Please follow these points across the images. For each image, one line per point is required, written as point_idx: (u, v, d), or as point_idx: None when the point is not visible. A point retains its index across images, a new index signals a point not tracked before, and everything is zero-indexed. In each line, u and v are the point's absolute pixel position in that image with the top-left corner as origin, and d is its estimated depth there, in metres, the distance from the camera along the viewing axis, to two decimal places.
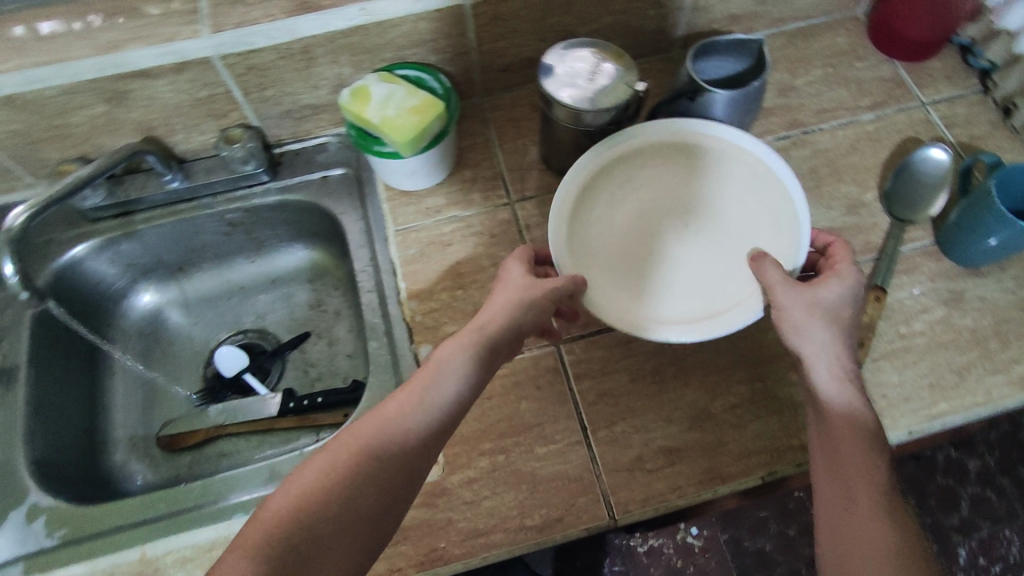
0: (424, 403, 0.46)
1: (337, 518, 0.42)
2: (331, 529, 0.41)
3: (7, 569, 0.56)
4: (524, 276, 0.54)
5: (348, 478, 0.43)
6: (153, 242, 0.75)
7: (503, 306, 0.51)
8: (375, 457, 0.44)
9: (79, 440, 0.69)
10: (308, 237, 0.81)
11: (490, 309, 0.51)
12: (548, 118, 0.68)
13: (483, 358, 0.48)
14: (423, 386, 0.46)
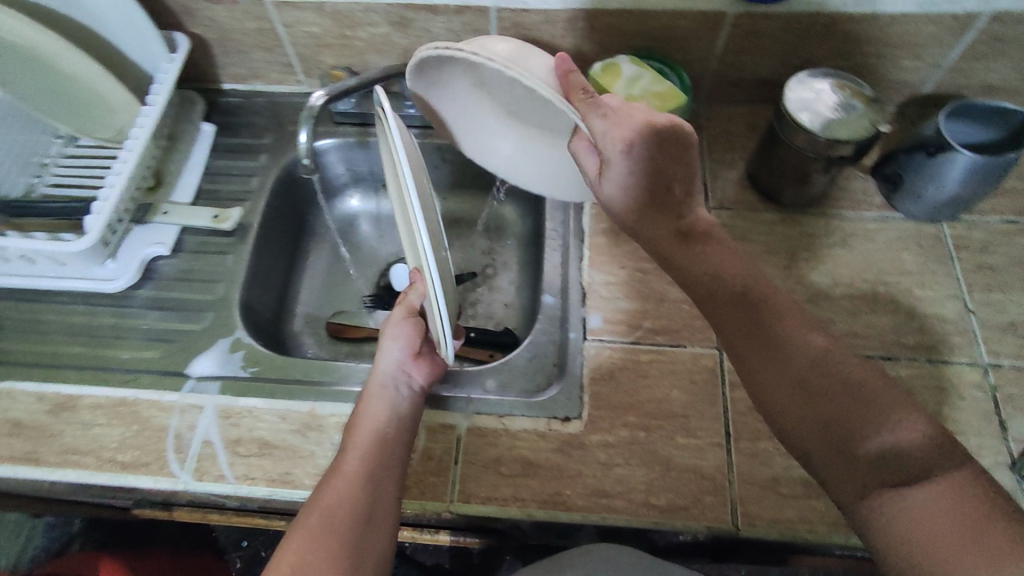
0: (365, 424, 0.56)
1: (363, 510, 0.51)
2: (360, 518, 0.51)
3: (208, 382, 0.66)
4: (389, 324, 0.62)
5: (349, 491, 0.52)
6: (376, 155, 0.84)
7: (395, 331, 0.61)
8: (367, 459, 0.54)
9: (273, 302, 0.79)
10: (504, 188, 0.87)
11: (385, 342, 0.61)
12: (774, 137, 0.68)
13: (383, 378, 0.59)
14: (370, 415, 0.57)
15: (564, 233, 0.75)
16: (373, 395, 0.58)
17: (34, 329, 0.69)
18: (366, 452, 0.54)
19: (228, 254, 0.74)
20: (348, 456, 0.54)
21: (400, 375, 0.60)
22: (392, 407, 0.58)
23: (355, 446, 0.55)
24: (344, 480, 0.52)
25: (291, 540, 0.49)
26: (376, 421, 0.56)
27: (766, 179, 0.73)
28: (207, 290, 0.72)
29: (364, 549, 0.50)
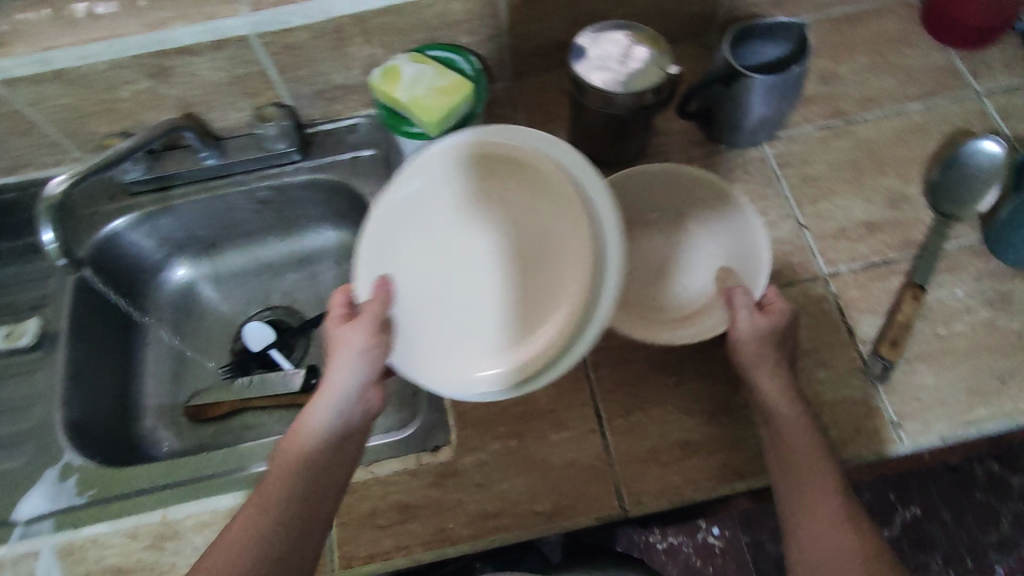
0: (280, 471, 0.51)
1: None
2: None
3: (38, 524, 0.58)
4: (346, 334, 0.54)
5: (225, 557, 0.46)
6: (188, 216, 0.76)
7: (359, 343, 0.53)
8: (264, 516, 0.48)
9: (111, 405, 0.71)
10: (335, 216, 0.81)
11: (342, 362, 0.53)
12: (578, 102, 0.65)
13: (317, 423, 0.52)
14: (287, 462, 0.51)
15: None
16: (314, 425, 0.52)
17: None
18: (289, 492, 0.49)
19: (41, 370, 0.68)
20: (269, 489, 0.50)
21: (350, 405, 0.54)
22: (330, 440, 0.52)
23: (281, 476, 0.50)
24: (256, 517, 0.48)
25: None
26: (309, 459, 0.51)
27: (587, 144, 0.70)
28: (25, 416, 0.66)
29: None
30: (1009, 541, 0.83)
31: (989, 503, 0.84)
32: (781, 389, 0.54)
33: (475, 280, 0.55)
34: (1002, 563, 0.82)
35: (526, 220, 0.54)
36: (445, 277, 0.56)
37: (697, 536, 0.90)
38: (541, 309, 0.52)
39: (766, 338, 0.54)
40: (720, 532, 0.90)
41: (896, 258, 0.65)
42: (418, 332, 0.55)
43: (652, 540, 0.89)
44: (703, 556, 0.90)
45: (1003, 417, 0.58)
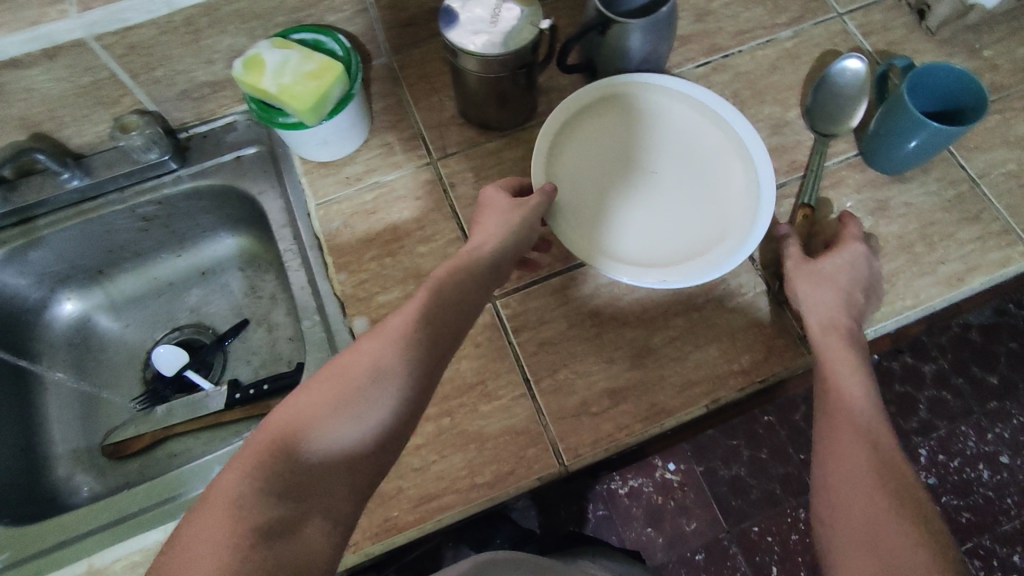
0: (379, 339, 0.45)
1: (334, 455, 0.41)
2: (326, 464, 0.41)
3: None
4: (499, 205, 0.55)
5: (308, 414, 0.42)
6: (64, 246, 0.71)
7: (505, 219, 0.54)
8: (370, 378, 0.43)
9: (16, 459, 0.67)
10: (230, 223, 0.77)
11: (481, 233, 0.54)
12: (456, 69, 0.64)
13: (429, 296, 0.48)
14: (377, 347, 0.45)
15: (300, 248, 0.68)
16: (376, 347, 0.45)
17: None
18: (331, 414, 0.42)
19: None
20: (307, 404, 0.42)
21: (428, 326, 0.46)
22: (387, 366, 0.44)
23: (316, 396, 0.43)
24: (286, 432, 0.41)
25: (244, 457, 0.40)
26: (368, 380, 0.43)
27: (475, 112, 0.69)
28: None
29: (319, 497, 0.40)
30: (928, 425, 0.90)
31: (908, 394, 0.91)
32: (819, 322, 0.55)
33: (689, 190, 0.62)
34: (925, 446, 0.90)
35: (621, 155, 0.64)
36: (627, 178, 0.63)
37: (653, 474, 0.94)
38: (638, 224, 0.61)
39: (818, 276, 0.56)
40: (675, 467, 0.94)
41: (785, 182, 0.68)
42: (645, 223, 0.61)
43: (612, 485, 0.94)
44: (662, 492, 0.93)
45: (895, 315, 0.62)
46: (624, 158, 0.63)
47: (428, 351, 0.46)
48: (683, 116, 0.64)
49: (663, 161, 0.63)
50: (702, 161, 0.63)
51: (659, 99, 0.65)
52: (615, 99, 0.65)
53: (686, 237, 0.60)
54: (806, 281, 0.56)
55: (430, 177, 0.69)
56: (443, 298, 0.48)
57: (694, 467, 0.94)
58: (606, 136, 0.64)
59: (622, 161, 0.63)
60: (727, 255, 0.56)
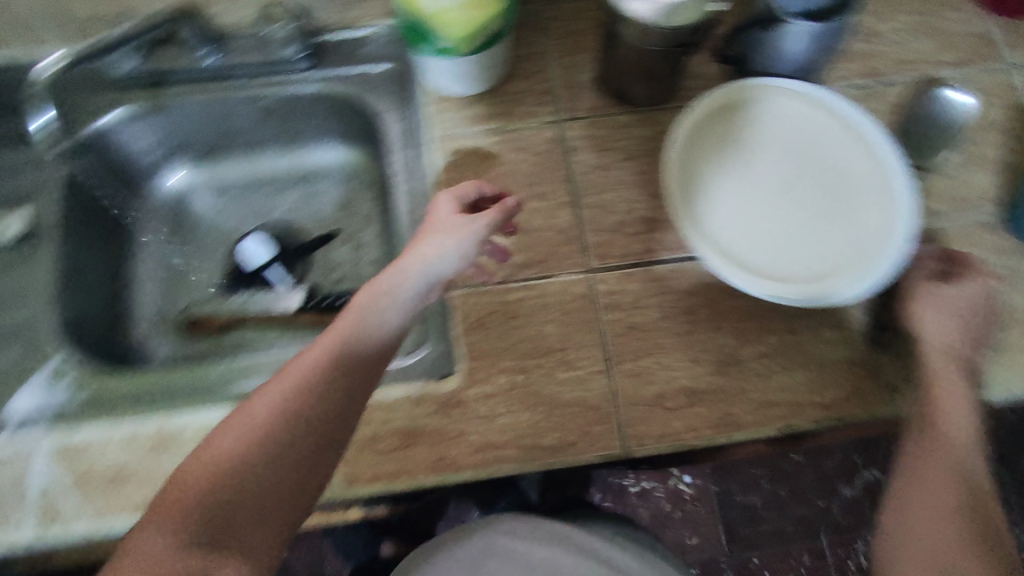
0: (314, 351, 0.48)
1: (260, 474, 0.43)
2: (251, 492, 0.43)
3: (35, 424, 0.57)
4: (449, 222, 0.56)
5: (235, 440, 0.44)
6: (185, 118, 0.73)
7: (450, 245, 0.55)
8: (301, 398, 0.46)
9: (103, 310, 0.69)
10: (342, 134, 0.78)
11: (423, 251, 0.54)
12: (613, 33, 0.62)
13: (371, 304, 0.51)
14: (318, 357, 0.48)
15: (410, 171, 0.67)
16: (299, 369, 0.47)
17: None
18: (273, 433, 0.45)
19: (23, 269, 0.63)
20: (225, 441, 0.44)
21: (351, 342, 0.49)
22: (312, 389, 0.46)
23: (278, 397, 0.46)
24: (217, 462, 0.43)
25: (169, 499, 0.43)
26: (295, 401, 0.46)
27: (616, 81, 0.67)
28: (11, 312, 0.61)
29: (241, 530, 0.42)
30: None
31: None
32: (939, 350, 0.56)
33: (819, 205, 0.60)
34: None
35: (751, 159, 0.62)
36: (756, 184, 0.61)
37: (666, 481, 0.94)
38: (760, 234, 0.59)
39: (946, 307, 0.57)
40: (689, 481, 0.93)
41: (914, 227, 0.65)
42: (766, 233, 0.59)
43: (624, 480, 0.94)
44: (672, 501, 0.94)
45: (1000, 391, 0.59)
46: (753, 164, 0.62)
47: (346, 370, 0.48)
48: (825, 127, 0.62)
49: (787, 172, 0.61)
50: (840, 177, 0.60)
51: (803, 105, 0.62)
52: (733, 108, 0.63)
53: (810, 254, 0.58)
54: (925, 305, 0.57)
55: (553, 137, 0.68)
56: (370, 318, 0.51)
57: (709, 485, 0.93)
58: (739, 138, 0.63)
59: (743, 167, 0.62)
60: (850, 284, 0.54)
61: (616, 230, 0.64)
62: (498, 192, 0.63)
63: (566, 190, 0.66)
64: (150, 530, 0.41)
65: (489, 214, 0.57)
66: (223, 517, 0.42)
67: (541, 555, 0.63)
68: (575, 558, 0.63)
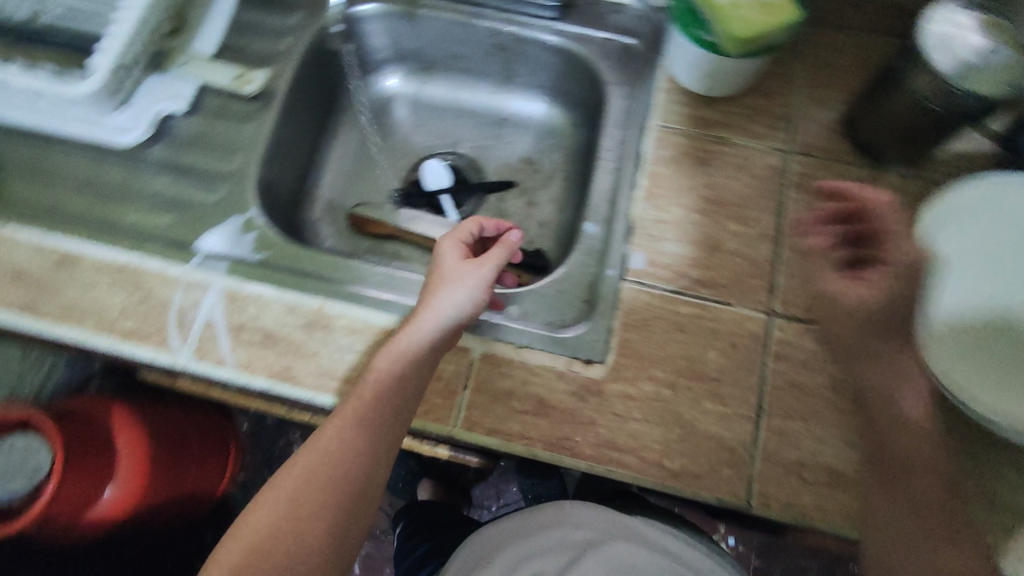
0: (361, 394, 0.52)
1: (322, 498, 0.51)
2: (317, 511, 0.51)
3: (217, 263, 0.61)
4: (457, 272, 0.57)
5: (302, 477, 0.52)
6: (425, 31, 0.75)
7: (460, 294, 0.55)
8: (352, 437, 0.52)
9: (293, 182, 0.73)
10: (557, 92, 0.77)
11: (440, 302, 0.55)
12: (895, 79, 0.57)
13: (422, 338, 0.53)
14: (371, 395, 0.52)
15: (620, 154, 0.67)
16: (351, 420, 0.52)
17: (40, 177, 0.65)
18: (331, 471, 0.52)
19: (248, 121, 0.67)
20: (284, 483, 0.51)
21: (394, 389, 0.52)
22: (361, 429, 0.52)
23: (337, 434, 0.52)
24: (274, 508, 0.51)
25: (249, 519, 0.51)
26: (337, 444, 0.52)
27: (869, 129, 0.61)
28: (227, 157, 0.66)
29: (312, 542, 0.50)
30: None
31: None
32: None
33: None
34: None
35: (999, 261, 0.55)
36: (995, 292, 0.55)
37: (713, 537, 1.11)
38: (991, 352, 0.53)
39: None
40: (733, 543, 1.10)
41: None
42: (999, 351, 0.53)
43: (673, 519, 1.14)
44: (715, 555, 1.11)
45: None
46: (999, 268, 0.55)
47: (385, 415, 0.52)
48: None
49: None
50: None
51: None
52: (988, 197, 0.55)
53: None
54: None
55: (775, 165, 0.64)
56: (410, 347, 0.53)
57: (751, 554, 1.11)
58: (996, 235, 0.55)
59: (987, 269, 0.55)
60: None
61: (809, 281, 0.59)
62: (497, 221, 0.66)
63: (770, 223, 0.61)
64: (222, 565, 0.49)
65: (493, 255, 0.59)
66: (296, 537, 0.50)
67: (620, 545, 0.64)
68: (653, 555, 0.64)
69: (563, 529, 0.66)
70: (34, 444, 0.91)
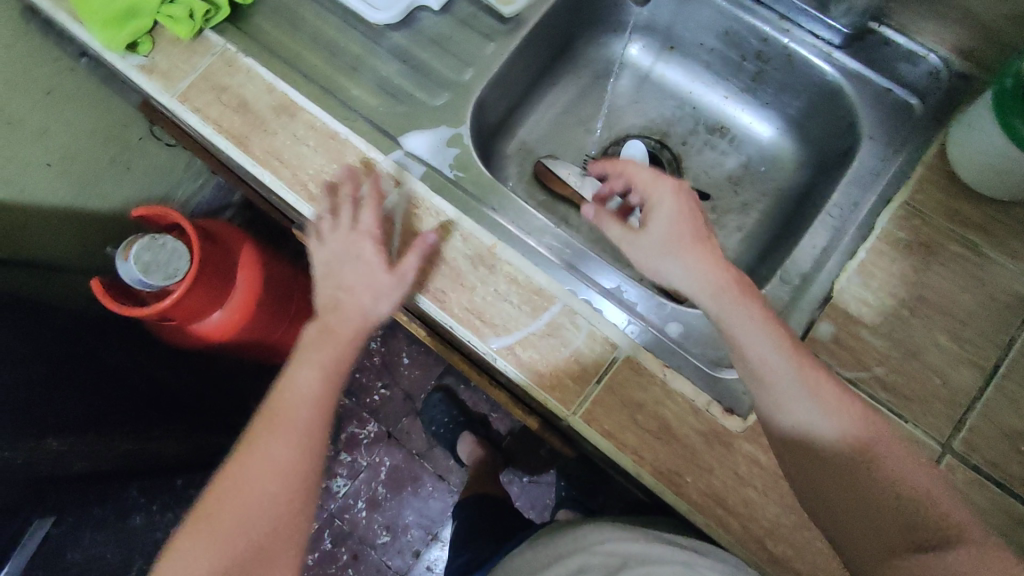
0: (295, 404, 0.56)
1: (272, 490, 0.53)
2: (266, 507, 0.52)
3: (416, 164, 0.62)
4: (381, 283, 0.57)
5: (249, 473, 0.53)
6: (690, 12, 0.70)
7: (385, 282, 0.57)
8: (288, 429, 0.55)
9: (502, 111, 0.73)
10: (797, 121, 0.72)
11: (365, 291, 0.58)
12: None
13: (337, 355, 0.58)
14: (286, 395, 0.57)
15: (846, 217, 0.61)
16: (267, 443, 0.54)
17: (295, 24, 0.69)
18: (273, 461, 0.54)
19: (490, 40, 0.67)
20: (224, 511, 0.52)
21: (310, 392, 0.57)
22: (290, 463, 0.54)
23: (276, 442, 0.54)
24: (208, 557, 0.50)
25: (196, 529, 0.51)
26: (279, 445, 0.54)
27: None
28: (459, 68, 0.67)
29: (263, 541, 0.52)
30: None
31: None
32: None
33: None
34: None
35: None
36: None
37: None
38: None
39: None
40: None
41: None
42: None
43: None
44: None
45: None
46: None
47: (316, 404, 0.57)
48: None
49: None
50: None
51: None
52: None
53: None
54: None
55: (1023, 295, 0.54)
56: (286, 388, 0.57)
57: None
58: None
59: None
60: None
61: (1008, 434, 0.50)
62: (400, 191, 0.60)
63: (990, 353, 0.53)
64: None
65: (409, 262, 0.57)
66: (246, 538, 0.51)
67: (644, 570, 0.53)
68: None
69: (590, 549, 0.59)
70: (178, 251, 0.97)
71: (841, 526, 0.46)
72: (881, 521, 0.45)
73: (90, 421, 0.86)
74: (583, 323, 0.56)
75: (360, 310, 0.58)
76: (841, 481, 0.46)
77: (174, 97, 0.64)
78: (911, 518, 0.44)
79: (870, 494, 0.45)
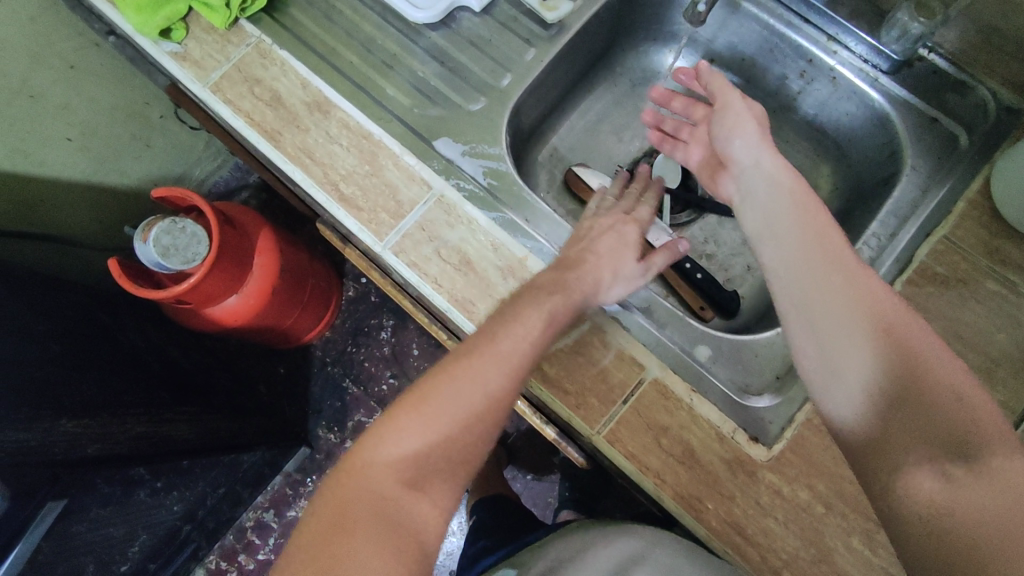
0: (490, 350, 0.48)
1: (454, 427, 0.45)
2: (441, 456, 0.45)
3: (449, 171, 0.61)
4: (517, 324, 0.49)
5: (444, 399, 0.45)
6: (734, 27, 0.70)
7: (634, 269, 0.58)
8: (488, 367, 0.47)
9: (535, 117, 0.72)
10: (837, 143, 0.71)
11: (617, 274, 0.57)
12: None
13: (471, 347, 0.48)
14: (499, 333, 0.49)
15: (883, 248, 0.59)
16: (467, 377, 0.46)
17: (329, 17, 0.67)
18: (462, 407, 0.46)
19: (528, 46, 0.66)
20: (439, 400, 0.45)
21: (532, 335, 0.49)
22: (472, 408, 0.46)
23: (476, 369, 0.47)
24: (409, 458, 0.44)
25: (371, 439, 0.45)
26: (486, 371, 0.47)
27: None
28: (496, 73, 0.66)
29: (429, 475, 0.45)
30: None
31: None
32: None
33: None
34: None
35: None
36: None
37: None
38: None
39: None
40: None
41: None
42: None
43: None
44: None
45: None
46: None
47: (516, 359, 0.48)
48: None
49: None
50: None
51: None
52: None
53: None
54: None
55: None
56: (517, 320, 0.50)
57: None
58: None
59: None
60: None
61: None
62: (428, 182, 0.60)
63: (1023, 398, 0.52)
64: (343, 483, 0.43)
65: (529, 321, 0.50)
66: (417, 470, 0.44)
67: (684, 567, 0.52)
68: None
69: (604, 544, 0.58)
70: (196, 236, 0.96)
71: (869, 430, 0.42)
72: (899, 419, 0.41)
73: (105, 404, 0.86)
74: (612, 342, 0.56)
75: (597, 283, 0.55)
76: (863, 380, 0.42)
77: (206, 88, 0.63)
78: (940, 415, 0.39)
79: (891, 389, 0.41)
